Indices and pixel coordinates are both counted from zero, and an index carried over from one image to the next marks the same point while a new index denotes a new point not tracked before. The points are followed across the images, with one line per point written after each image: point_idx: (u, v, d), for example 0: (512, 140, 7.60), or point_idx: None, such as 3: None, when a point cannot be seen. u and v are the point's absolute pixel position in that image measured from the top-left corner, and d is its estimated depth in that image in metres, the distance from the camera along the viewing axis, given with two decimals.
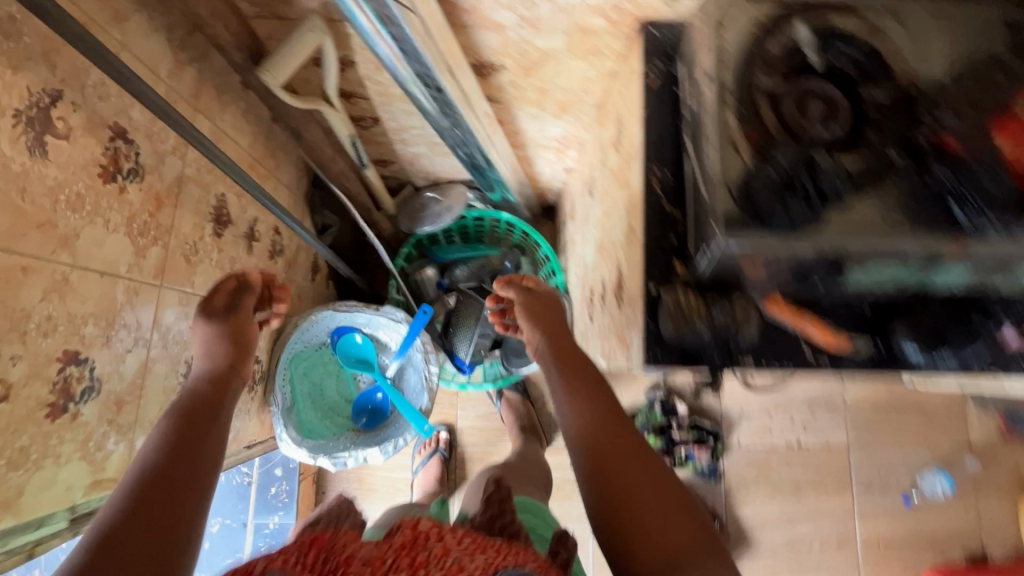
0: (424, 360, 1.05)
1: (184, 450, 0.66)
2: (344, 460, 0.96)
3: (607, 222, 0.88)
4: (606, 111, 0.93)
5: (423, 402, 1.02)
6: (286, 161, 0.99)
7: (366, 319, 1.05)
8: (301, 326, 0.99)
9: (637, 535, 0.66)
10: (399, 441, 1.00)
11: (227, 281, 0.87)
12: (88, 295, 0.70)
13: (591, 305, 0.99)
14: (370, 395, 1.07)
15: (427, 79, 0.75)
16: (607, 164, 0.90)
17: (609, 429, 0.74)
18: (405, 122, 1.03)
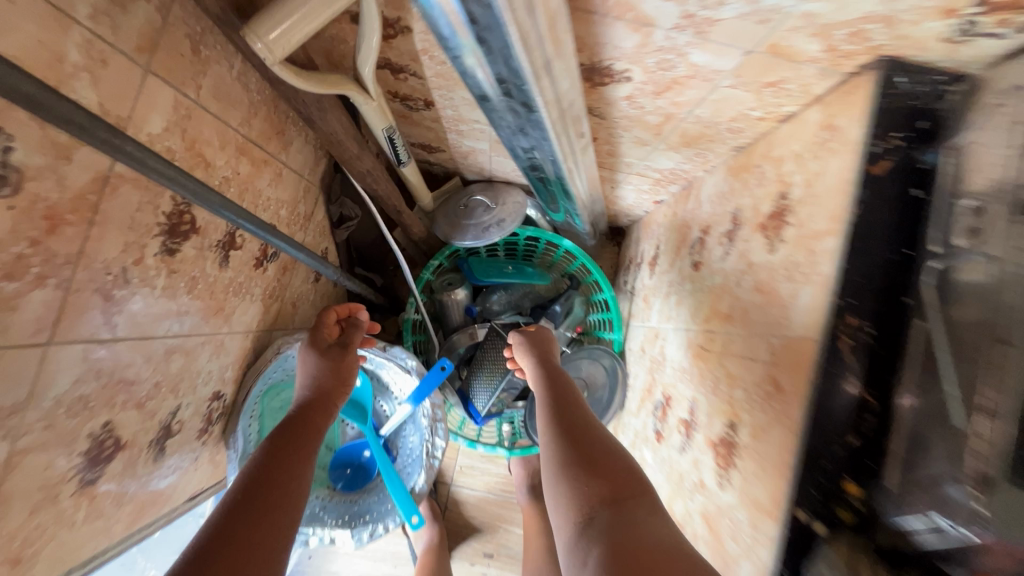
0: (431, 427, 0.82)
1: (284, 461, 0.59)
2: (305, 539, 0.75)
3: (717, 330, 0.61)
4: (749, 164, 0.65)
5: (419, 482, 0.80)
6: (300, 137, 0.74)
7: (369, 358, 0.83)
8: (285, 353, 0.79)
9: (595, 535, 0.49)
10: (378, 528, 0.78)
11: (329, 314, 0.77)
12: None
13: (660, 416, 0.73)
14: (356, 449, 0.85)
15: (513, 86, 0.47)
16: (735, 244, 0.63)
17: (576, 434, 0.63)
18: (465, 113, 0.76)
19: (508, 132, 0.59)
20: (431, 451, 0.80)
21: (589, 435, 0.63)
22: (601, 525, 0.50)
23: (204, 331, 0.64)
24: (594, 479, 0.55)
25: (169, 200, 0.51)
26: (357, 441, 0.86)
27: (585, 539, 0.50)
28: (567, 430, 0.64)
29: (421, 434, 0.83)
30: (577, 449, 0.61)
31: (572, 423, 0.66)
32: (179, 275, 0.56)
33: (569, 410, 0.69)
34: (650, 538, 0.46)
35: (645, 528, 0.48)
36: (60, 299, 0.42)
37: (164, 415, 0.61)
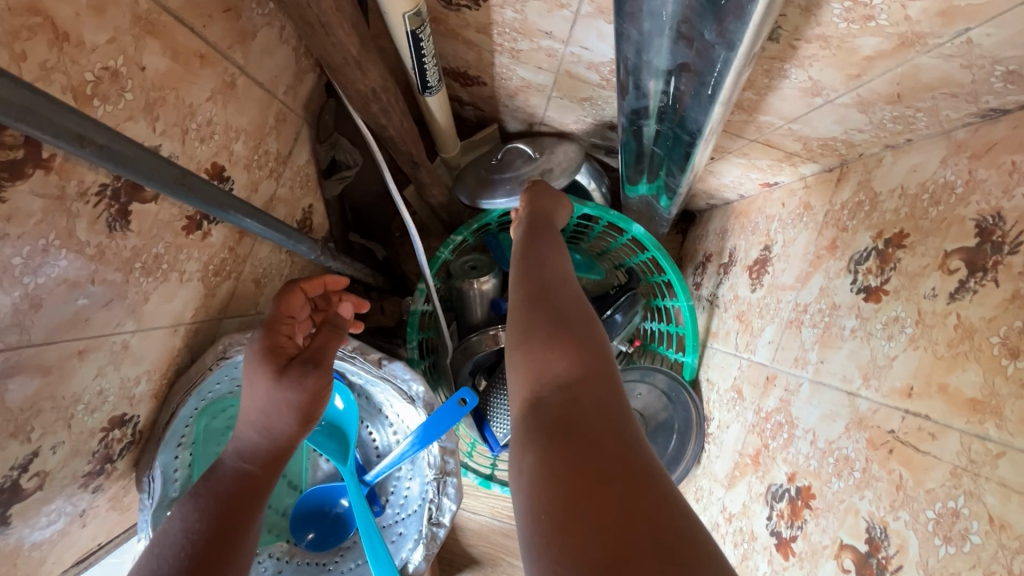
0: (437, 480, 0.58)
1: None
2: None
3: (945, 423, 0.36)
4: (1018, 139, 0.38)
5: (416, 559, 0.56)
6: (269, 30, 0.47)
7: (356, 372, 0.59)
8: (233, 357, 0.55)
9: (540, 427, 0.35)
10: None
11: (293, 294, 0.55)
12: None
13: (785, 516, 0.48)
14: (331, 495, 0.62)
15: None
16: (993, 279, 0.36)
17: (547, 282, 0.45)
18: (535, 15, 0.48)
19: (644, 30, 0.32)
20: (436, 516, 0.56)
21: (562, 286, 0.45)
22: (546, 412, 0.35)
23: (81, 334, 0.39)
24: (558, 346, 0.39)
25: None
26: (333, 484, 0.62)
27: (526, 431, 0.35)
28: (538, 275, 0.46)
29: (423, 487, 0.59)
30: (543, 301, 0.43)
31: (539, 265, 0.47)
32: (8, 246, 0.30)
33: (544, 252, 0.49)
34: (603, 439, 0.32)
35: (603, 424, 0.33)
36: None
37: (0, 473, 0.36)
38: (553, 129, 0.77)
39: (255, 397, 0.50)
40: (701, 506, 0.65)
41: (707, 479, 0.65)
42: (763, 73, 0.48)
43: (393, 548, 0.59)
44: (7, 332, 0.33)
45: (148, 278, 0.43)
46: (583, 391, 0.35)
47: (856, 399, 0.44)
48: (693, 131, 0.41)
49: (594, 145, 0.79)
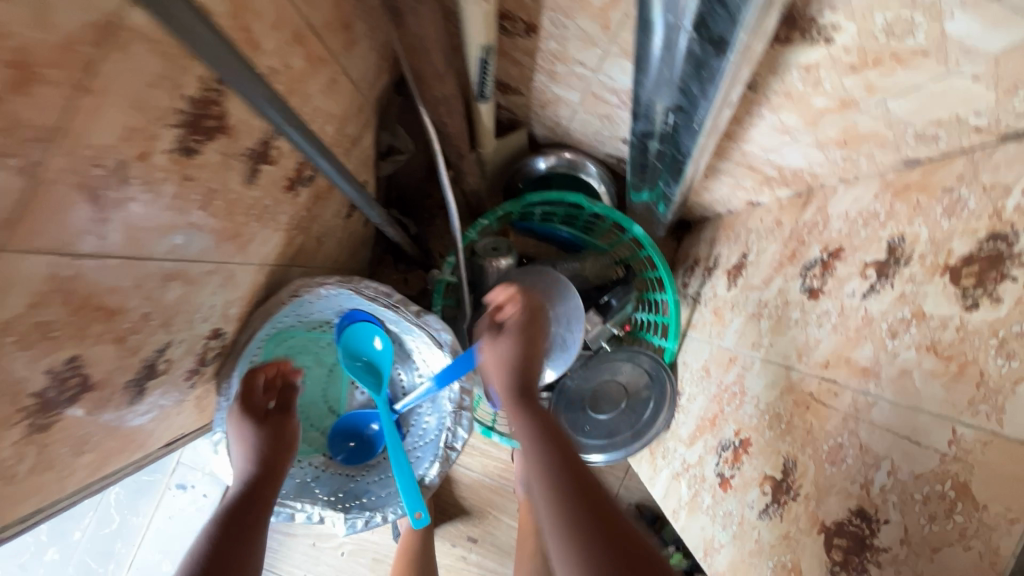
0: (454, 414, 0.71)
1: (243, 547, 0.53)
2: (290, 514, 0.65)
3: (846, 384, 0.49)
4: (920, 183, 0.51)
5: (432, 473, 0.70)
6: (365, 41, 0.60)
7: (395, 319, 0.71)
8: (302, 297, 0.66)
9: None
10: (374, 518, 0.68)
11: (257, 375, 0.65)
12: None
13: (729, 461, 0.62)
14: (363, 421, 0.76)
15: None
16: (891, 283, 0.49)
17: (579, 472, 0.50)
18: (574, 48, 0.61)
19: (653, 81, 0.44)
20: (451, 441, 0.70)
21: (588, 475, 0.51)
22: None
23: (212, 258, 0.52)
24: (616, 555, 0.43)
25: (197, 78, 0.38)
26: (365, 412, 0.76)
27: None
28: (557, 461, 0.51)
29: (441, 419, 0.72)
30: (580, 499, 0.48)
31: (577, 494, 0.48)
32: (194, 184, 0.43)
33: (557, 429, 0.55)
34: None
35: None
36: (24, 188, 0.29)
37: (149, 352, 0.49)
38: (574, 137, 0.90)
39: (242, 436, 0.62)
40: (665, 462, 0.77)
41: (673, 441, 0.78)
42: (746, 113, 0.60)
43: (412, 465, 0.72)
44: (174, 248, 0.45)
45: (256, 223, 0.56)
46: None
47: (791, 370, 0.58)
48: (685, 152, 0.53)
49: (608, 155, 0.92)
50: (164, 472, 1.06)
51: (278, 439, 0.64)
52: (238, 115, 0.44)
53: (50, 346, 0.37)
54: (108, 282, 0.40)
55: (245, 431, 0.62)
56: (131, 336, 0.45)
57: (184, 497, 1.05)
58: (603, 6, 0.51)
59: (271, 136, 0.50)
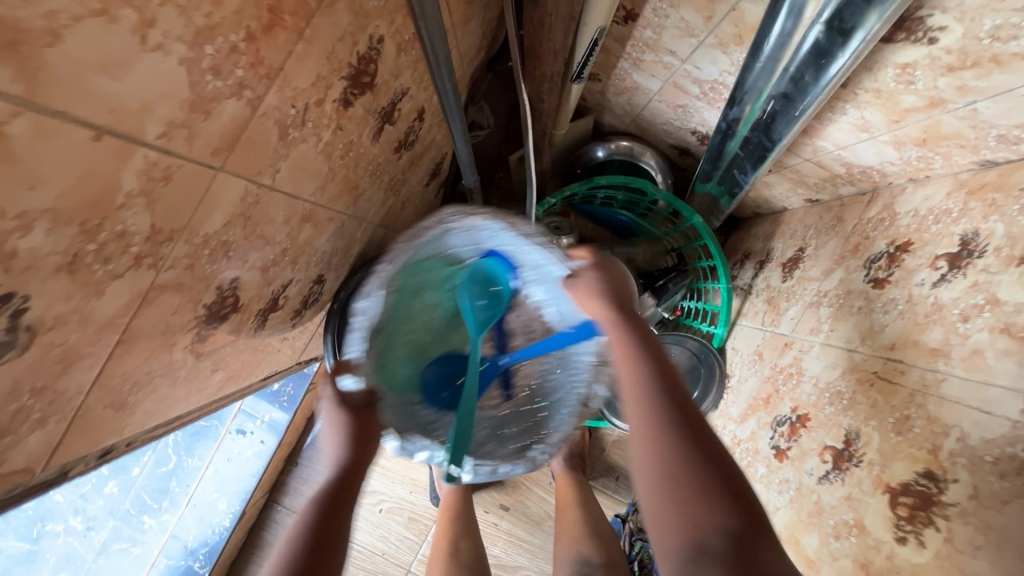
0: (595, 367, 0.62)
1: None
2: (416, 450, 0.58)
3: (914, 362, 0.53)
4: (996, 183, 0.54)
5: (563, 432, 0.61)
6: (477, 17, 0.64)
7: (538, 264, 0.63)
8: (450, 226, 0.60)
9: None
10: (503, 467, 0.59)
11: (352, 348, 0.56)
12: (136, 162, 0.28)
13: (786, 434, 0.66)
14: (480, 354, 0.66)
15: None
16: (964, 274, 0.53)
17: (672, 389, 0.47)
18: (669, 37, 0.65)
19: (765, 66, 0.48)
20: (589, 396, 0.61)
21: (689, 401, 0.46)
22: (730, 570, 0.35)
23: (335, 207, 0.57)
24: (708, 479, 0.39)
25: (367, 37, 0.43)
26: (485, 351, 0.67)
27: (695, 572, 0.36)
28: (653, 376, 0.48)
29: (574, 379, 0.63)
30: (677, 416, 0.44)
31: (654, 391, 0.46)
32: (343, 134, 0.48)
33: (650, 352, 0.51)
34: None
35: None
36: (248, 117, 0.34)
37: (277, 286, 0.54)
38: (642, 125, 0.94)
39: (333, 423, 0.54)
40: None
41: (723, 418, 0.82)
42: (829, 108, 0.64)
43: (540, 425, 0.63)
44: (316, 191, 0.50)
45: (370, 178, 0.61)
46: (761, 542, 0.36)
47: (853, 352, 0.62)
48: (774, 141, 0.57)
49: (673, 145, 0.95)
50: (222, 420, 1.08)
51: (366, 432, 0.55)
52: (384, 74, 0.49)
53: (224, 263, 0.42)
54: (271, 213, 0.45)
55: (340, 418, 0.54)
56: (271, 268, 0.50)
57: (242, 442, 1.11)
58: None
59: (398, 98, 0.55)
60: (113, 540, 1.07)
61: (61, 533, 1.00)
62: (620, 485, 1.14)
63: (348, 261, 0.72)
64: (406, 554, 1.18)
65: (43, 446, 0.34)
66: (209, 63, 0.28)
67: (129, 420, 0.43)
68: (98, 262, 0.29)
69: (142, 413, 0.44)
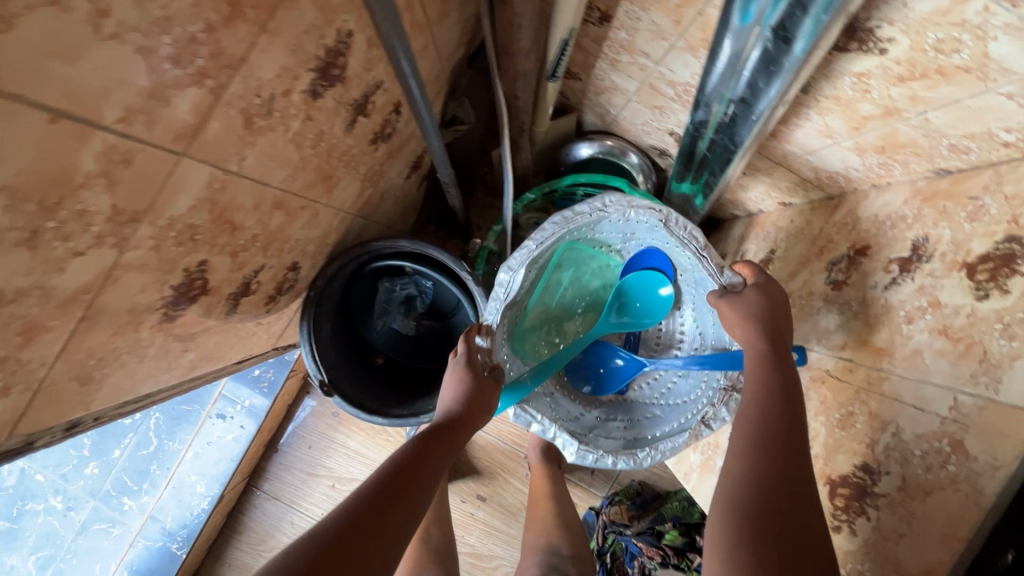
0: (722, 393, 0.65)
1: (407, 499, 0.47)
2: (530, 421, 0.70)
3: (861, 362, 0.55)
4: (947, 191, 0.56)
5: (675, 444, 0.66)
6: (456, 14, 0.66)
7: (688, 269, 0.70)
8: (607, 210, 0.66)
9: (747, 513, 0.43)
10: (606, 458, 0.69)
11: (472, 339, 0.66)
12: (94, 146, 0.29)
13: None
14: (608, 354, 0.77)
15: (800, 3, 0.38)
16: (912, 277, 0.55)
17: (789, 405, 0.50)
18: (643, 40, 0.67)
19: (721, 72, 0.50)
20: (712, 418, 0.64)
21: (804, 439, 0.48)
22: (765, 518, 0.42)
23: (308, 196, 0.58)
24: (782, 478, 0.45)
25: (335, 31, 0.44)
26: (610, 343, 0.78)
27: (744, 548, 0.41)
28: (775, 403, 0.50)
29: (699, 393, 0.69)
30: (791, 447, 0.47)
31: (770, 395, 0.51)
32: (313, 125, 0.50)
33: (785, 373, 0.53)
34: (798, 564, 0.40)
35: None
36: (210, 105, 0.36)
37: (248, 271, 0.56)
38: (623, 125, 0.96)
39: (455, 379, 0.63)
40: None
41: None
42: (795, 114, 0.66)
43: (651, 425, 0.72)
44: (288, 179, 0.51)
45: (345, 168, 0.62)
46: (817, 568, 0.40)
47: (810, 351, 0.64)
48: (738, 144, 0.59)
49: (653, 145, 0.97)
50: (203, 404, 1.12)
51: (478, 400, 0.61)
52: (356, 68, 0.51)
53: (190, 246, 0.43)
54: (240, 199, 0.46)
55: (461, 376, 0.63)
56: (241, 253, 0.52)
57: (221, 427, 1.12)
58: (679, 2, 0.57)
59: (372, 91, 0.57)
60: (93, 520, 1.10)
61: (43, 512, 1.06)
62: (594, 478, 1.15)
63: (325, 250, 0.74)
64: None
65: (8, 415, 0.36)
66: (167, 52, 0.30)
67: (95, 396, 0.44)
68: (58, 240, 0.31)
69: (109, 389, 0.45)
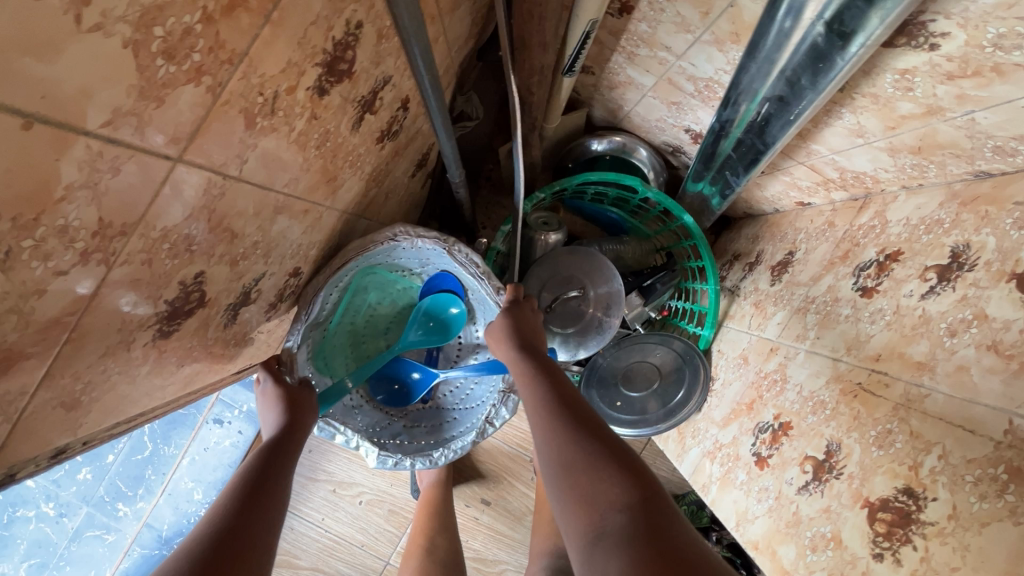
0: (501, 394, 0.73)
1: (277, 497, 0.50)
2: (333, 434, 0.70)
3: (898, 376, 0.52)
4: (992, 196, 0.53)
5: (465, 443, 0.74)
6: (467, 4, 0.62)
7: (473, 288, 0.75)
8: (398, 242, 0.70)
9: (603, 528, 0.42)
10: (403, 461, 0.72)
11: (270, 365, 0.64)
12: (79, 153, 0.26)
13: (767, 442, 0.65)
14: (405, 368, 0.78)
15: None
16: (953, 287, 0.52)
17: (568, 399, 0.55)
18: (664, 32, 0.63)
19: (759, 68, 0.47)
20: (493, 417, 0.73)
21: (575, 399, 0.55)
22: (618, 520, 0.42)
23: (311, 198, 0.54)
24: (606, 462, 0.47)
25: (344, 22, 0.40)
26: (404, 358, 0.79)
27: (598, 549, 0.41)
28: (554, 403, 0.55)
29: (484, 395, 0.76)
30: (566, 416, 0.53)
31: (549, 397, 0.56)
32: (319, 123, 0.46)
33: (550, 373, 0.60)
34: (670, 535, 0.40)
35: (687, 539, 0.40)
36: (207, 106, 0.32)
37: (248, 280, 0.52)
38: (635, 121, 0.92)
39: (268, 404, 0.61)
40: (696, 441, 0.81)
41: (705, 422, 0.81)
42: (825, 112, 0.62)
43: (449, 427, 0.77)
44: (289, 183, 0.48)
45: (349, 168, 0.58)
46: (656, 505, 0.43)
47: (838, 362, 0.61)
48: (767, 144, 0.56)
49: (667, 143, 0.93)
50: (201, 407, 1.09)
51: (296, 408, 0.61)
52: (362, 61, 0.47)
53: (185, 257, 0.40)
54: (238, 205, 0.42)
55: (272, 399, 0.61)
56: (239, 262, 0.48)
57: (218, 431, 1.09)
58: None
59: (379, 87, 0.53)
60: (87, 527, 1.06)
61: (34, 519, 1.03)
62: None
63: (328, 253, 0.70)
64: (385, 546, 1.17)
65: None
66: (160, 47, 0.26)
67: (82, 422, 0.40)
68: (37, 260, 0.27)
69: (98, 412, 0.42)
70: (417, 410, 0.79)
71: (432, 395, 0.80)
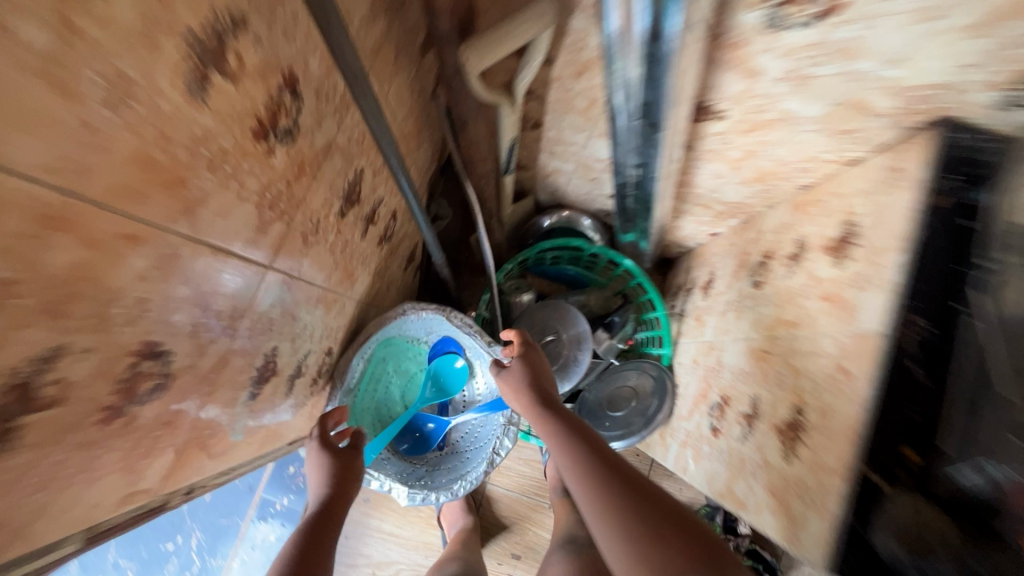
0: (504, 426, 0.88)
1: (328, 544, 0.65)
2: (369, 480, 0.86)
3: (781, 335, 0.71)
4: (813, 200, 0.75)
5: (477, 473, 0.88)
6: (426, 141, 0.88)
7: (470, 345, 0.93)
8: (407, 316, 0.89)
9: None
10: (430, 495, 0.88)
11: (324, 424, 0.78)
12: (229, 266, 0.46)
13: (718, 415, 0.82)
14: (422, 420, 0.95)
15: (649, 112, 0.59)
16: (801, 265, 0.73)
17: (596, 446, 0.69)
18: (567, 134, 0.90)
19: (622, 148, 0.71)
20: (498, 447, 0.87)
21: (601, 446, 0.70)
22: None
23: (338, 290, 0.75)
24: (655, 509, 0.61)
25: (353, 170, 0.64)
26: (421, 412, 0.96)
27: None
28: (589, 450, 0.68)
29: (489, 432, 0.91)
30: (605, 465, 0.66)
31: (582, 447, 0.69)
32: (342, 235, 0.68)
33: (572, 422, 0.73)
34: None
35: None
36: (284, 232, 0.53)
37: (300, 355, 0.71)
38: (571, 197, 1.17)
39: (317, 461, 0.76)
40: (673, 437, 0.96)
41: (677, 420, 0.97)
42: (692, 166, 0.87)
43: (464, 464, 0.92)
44: (325, 278, 0.68)
45: (362, 265, 0.79)
46: None
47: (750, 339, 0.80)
48: (652, 194, 0.79)
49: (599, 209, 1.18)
50: (243, 513, 1.21)
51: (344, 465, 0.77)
52: (366, 191, 0.70)
53: (267, 334, 0.59)
54: (296, 296, 0.62)
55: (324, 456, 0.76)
56: (296, 339, 0.67)
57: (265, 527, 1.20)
58: (585, 108, 0.80)
59: (377, 205, 0.76)
60: None
61: None
62: None
63: (350, 336, 0.90)
64: None
65: (161, 469, 0.49)
66: (266, 203, 0.48)
67: (204, 461, 0.57)
68: (205, 330, 0.47)
69: (211, 458, 0.59)
70: (435, 455, 0.94)
71: (447, 441, 0.96)
